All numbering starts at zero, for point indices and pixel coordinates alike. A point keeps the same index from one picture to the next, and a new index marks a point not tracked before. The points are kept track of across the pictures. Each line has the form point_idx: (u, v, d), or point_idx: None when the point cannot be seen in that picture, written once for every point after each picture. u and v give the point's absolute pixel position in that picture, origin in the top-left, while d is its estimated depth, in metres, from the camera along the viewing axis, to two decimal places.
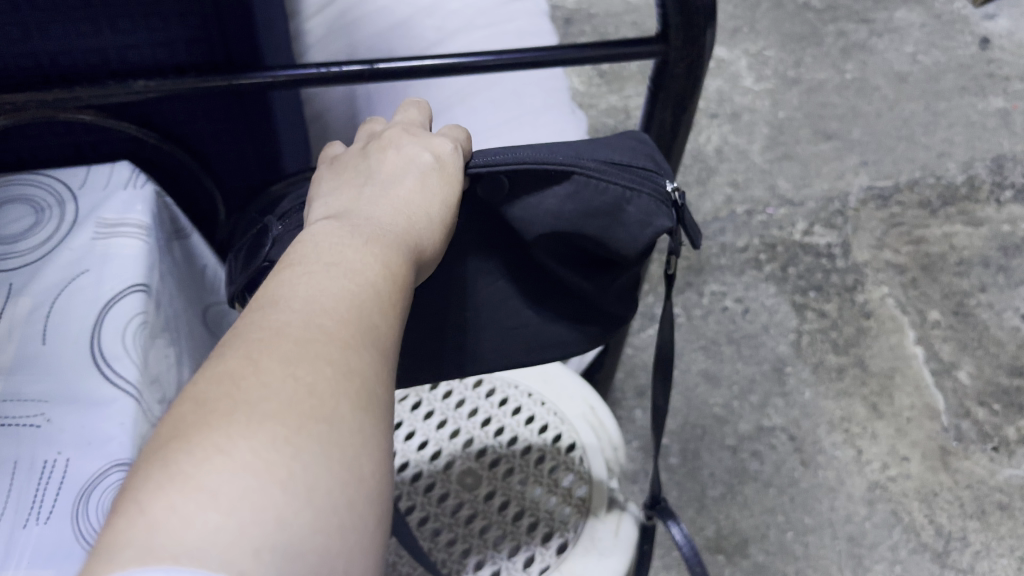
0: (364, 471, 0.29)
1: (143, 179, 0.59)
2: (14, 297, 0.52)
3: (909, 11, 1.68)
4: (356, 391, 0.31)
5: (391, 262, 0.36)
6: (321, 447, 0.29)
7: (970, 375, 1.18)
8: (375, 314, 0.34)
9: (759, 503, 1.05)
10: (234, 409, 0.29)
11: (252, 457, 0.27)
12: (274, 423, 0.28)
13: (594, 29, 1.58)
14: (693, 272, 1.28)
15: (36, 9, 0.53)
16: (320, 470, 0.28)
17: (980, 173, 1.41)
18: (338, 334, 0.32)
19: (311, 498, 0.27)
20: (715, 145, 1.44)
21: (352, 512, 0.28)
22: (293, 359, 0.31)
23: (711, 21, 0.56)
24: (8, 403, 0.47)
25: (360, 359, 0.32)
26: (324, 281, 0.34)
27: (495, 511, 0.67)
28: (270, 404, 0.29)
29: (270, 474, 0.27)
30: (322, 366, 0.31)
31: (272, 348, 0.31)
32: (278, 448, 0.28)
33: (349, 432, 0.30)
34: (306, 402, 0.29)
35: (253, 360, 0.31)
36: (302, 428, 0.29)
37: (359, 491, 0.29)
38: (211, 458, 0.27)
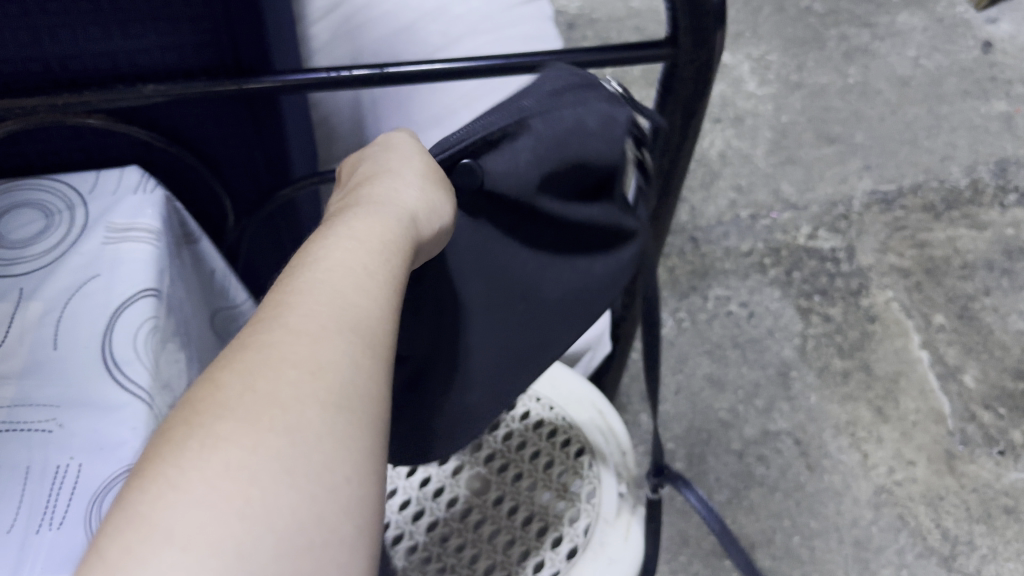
0: (336, 475, 0.29)
1: (153, 184, 0.59)
2: (25, 302, 0.52)
3: (911, 14, 1.68)
4: (319, 393, 0.30)
5: (358, 260, 0.36)
6: (284, 460, 0.28)
7: (975, 379, 1.18)
8: (354, 326, 0.33)
9: (765, 507, 1.05)
10: (189, 438, 0.28)
11: (206, 486, 0.27)
12: (229, 444, 0.28)
13: (597, 34, 1.58)
14: (697, 276, 1.28)
15: (47, 13, 0.53)
16: (281, 485, 0.28)
17: (983, 176, 1.41)
18: (310, 346, 0.32)
19: (274, 516, 0.27)
20: (718, 149, 1.44)
21: (325, 521, 0.28)
22: (261, 377, 0.30)
23: (721, 24, 0.56)
24: (21, 408, 0.47)
25: (324, 358, 0.31)
26: (301, 296, 0.34)
27: (504, 516, 0.67)
28: (226, 425, 0.29)
29: (226, 499, 0.27)
30: (281, 377, 0.30)
31: (232, 369, 0.31)
32: (231, 473, 0.27)
33: (316, 437, 0.29)
34: (272, 422, 0.29)
35: (214, 383, 0.30)
36: (258, 444, 0.28)
37: (332, 498, 0.28)
38: (166, 496, 0.27)
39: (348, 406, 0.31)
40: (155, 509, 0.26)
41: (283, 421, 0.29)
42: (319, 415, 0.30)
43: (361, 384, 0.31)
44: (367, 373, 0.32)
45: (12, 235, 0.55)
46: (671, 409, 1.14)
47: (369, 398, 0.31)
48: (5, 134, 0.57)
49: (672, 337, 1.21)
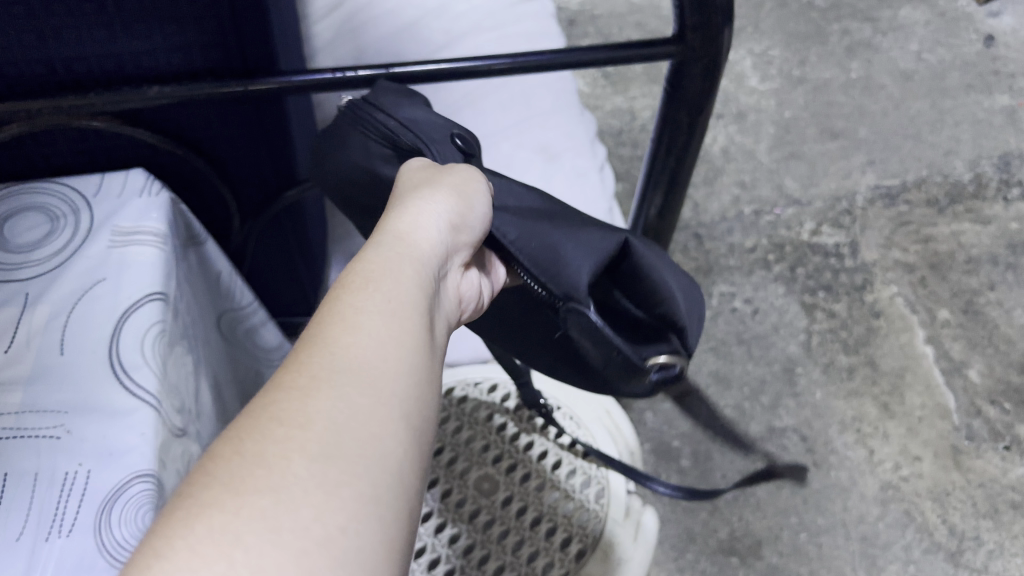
0: (326, 526, 0.29)
1: (158, 187, 0.59)
2: (32, 307, 0.51)
3: (913, 8, 1.67)
4: (304, 450, 0.31)
5: (361, 319, 0.37)
6: (267, 521, 0.29)
7: (981, 373, 1.18)
8: (352, 381, 0.34)
9: (772, 504, 1.05)
10: (179, 508, 0.29)
11: (192, 556, 0.28)
12: (214, 508, 0.29)
13: (598, 30, 1.57)
14: (701, 273, 1.28)
15: (51, 15, 0.53)
16: (266, 543, 0.28)
17: (987, 170, 1.41)
18: (306, 404, 0.32)
19: (259, 575, 0.27)
20: (722, 145, 1.44)
21: (314, 574, 0.28)
22: (257, 439, 0.31)
23: (729, 21, 0.55)
24: (28, 414, 0.47)
25: (309, 416, 0.32)
26: (306, 357, 0.35)
27: (513, 517, 0.67)
28: (211, 491, 0.29)
29: (210, 566, 0.27)
30: (265, 439, 0.31)
31: (223, 439, 0.32)
32: (214, 537, 0.28)
33: (301, 492, 0.30)
34: (258, 482, 0.30)
35: (216, 449, 0.31)
36: (241, 506, 0.29)
37: (322, 551, 0.29)
38: (155, 567, 0.27)
39: (335, 459, 0.31)
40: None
41: (267, 480, 0.30)
42: (304, 470, 0.30)
43: (349, 435, 0.32)
44: (357, 423, 0.32)
45: (17, 239, 0.55)
46: (677, 406, 1.13)
47: (360, 446, 0.32)
48: (9, 137, 0.56)
49: None
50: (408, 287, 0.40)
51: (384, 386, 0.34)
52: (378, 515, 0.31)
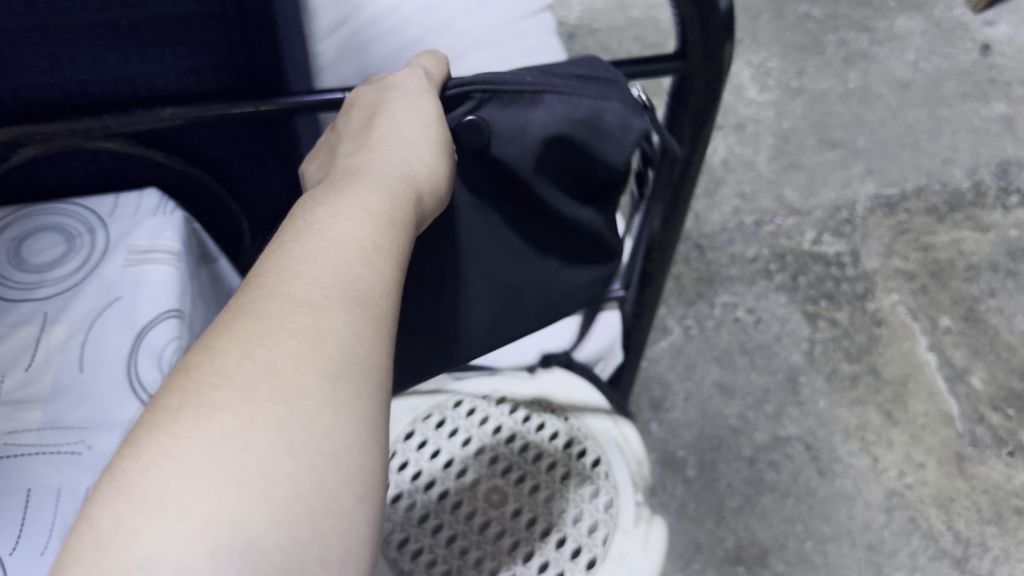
0: (336, 443, 0.31)
1: (171, 206, 0.60)
2: (49, 326, 0.52)
3: (909, 18, 1.69)
4: (316, 365, 0.32)
5: (364, 232, 0.38)
6: (281, 432, 0.30)
7: (983, 380, 1.19)
8: (362, 297, 0.35)
9: (778, 513, 1.06)
10: (189, 410, 0.30)
11: (204, 458, 0.29)
12: (227, 414, 0.30)
13: (597, 44, 1.59)
14: (703, 283, 1.28)
15: (67, 40, 0.54)
16: (279, 454, 0.29)
17: (985, 178, 1.42)
18: (313, 314, 0.33)
19: (272, 484, 0.29)
20: (721, 156, 1.45)
21: (323, 485, 0.30)
22: (265, 342, 0.32)
23: (730, 36, 0.56)
24: (49, 431, 0.48)
25: (320, 330, 0.33)
26: (311, 261, 0.36)
27: (523, 528, 0.67)
28: (222, 396, 0.30)
29: (223, 471, 0.28)
30: (276, 350, 0.32)
31: (232, 341, 0.33)
32: (227, 444, 0.29)
33: (313, 407, 0.31)
34: (271, 387, 0.31)
35: (215, 351, 0.32)
36: (255, 414, 0.30)
37: (331, 467, 0.30)
38: (167, 467, 0.28)
39: (345, 377, 0.32)
40: (151, 477, 0.28)
41: (279, 393, 0.31)
42: (316, 386, 0.31)
43: (356, 359, 0.33)
44: (363, 348, 0.33)
45: (33, 258, 0.56)
46: (681, 417, 1.14)
47: (367, 371, 0.33)
48: (24, 160, 0.57)
49: (680, 344, 1.21)
50: (408, 216, 0.40)
51: (384, 317, 0.35)
52: (380, 444, 0.32)
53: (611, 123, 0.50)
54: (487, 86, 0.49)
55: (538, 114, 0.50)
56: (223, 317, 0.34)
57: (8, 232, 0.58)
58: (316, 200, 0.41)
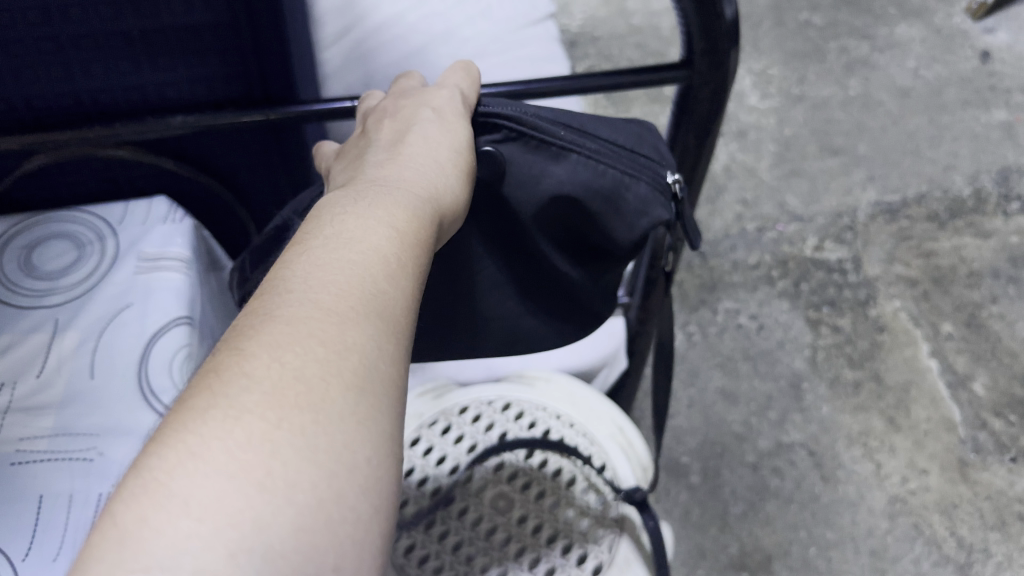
0: (356, 456, 0.31)
1: (181, 214, 0.61)
2: (60, 333, 0.53)
3: (909, 26, 1.69)
4: (342, 375, 0.32)
5: (389, 246, 0.38)
6: (305, 439, 0.30)
7: (985, 387, 1.19)
8: (386, 311, 0.36)
9: (781, 519, 1.06)
10: (214, 411, 0.30)
11: (230, 461, 0.29)
12: (255, 418, 0.30)
13: (599, 52, 1.59)
14: (706, 289, 1.29)
15: (79, 49, 0.54)
16: (305, 461, 0.30)
17: (986, 185, 1.43)
18: (340, 324, 0.34)
19: (295, 491, 0.29)
20: (723, 163, 1.45)
21: (342, 496, 0.30)
22: (294, 349, 0.32)
23: (735, 45, 0.57)
24: (61, 438, 0.48)
25: (347, 340, 0.33)
26: (337, 271, 0.36)
27: (529, 534, 0.68)
28: (250, 399, 0.31)
29: (247, 475, 0.29)
30: (304, 356, 0.32)
31: (260, 343, 0.33)
32: (252, 447, 0.29)
33: (337, 417, 0.31)
34: (298, 393, 0.31)
35: (244, 353, 0.32)
36: (282, 421, 0.30)
37: (350, 480, 0.31)
38: (192, 469, 0.28)
39: (367, 391, 0.33)
40: (178, 476, 0.28)
41: (306, 400, 0.31)
42: (341, 397, 0.32)
43: (379, 372, 0.34)
44: (385, 362, 0.34)
45: (44, 265, 0.56)
46: (685, 423, 1.14)
47: (386, 386, 0.34)
48: (35, 167, 0.58)
49: (683, 351, 1.22)
50: (429, 232, 0.41)
51: (403, 333, 0.36)
52: (394, 459, 0.33)
53: (625, 206, 0.52)
54: (515, 125, 0.50)
55: (558, 170, 0.51)
56: (248, 319, 0.35)
57: (18, 240, 0.58)
58: (340, 207, 0.41)
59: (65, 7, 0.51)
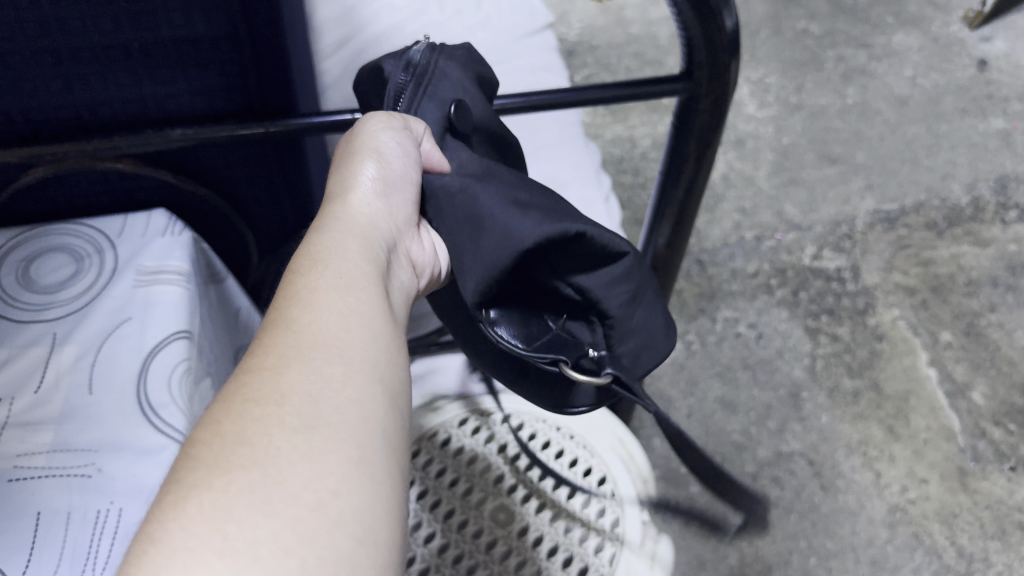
0: (318, 491, 0.31)
1: (180, 226, 0.61)
2: (59, 347, 0.52)
3: (906, 34, 1.70)
4: (284, 421, 0.33)
5: (319, 290, 0.39)
6: (258, 492, 0.30)
7: (984, 396, 1.19)
8: (317, 349, 0.36)
9: (781, 529, 1.05)
10: (167, 494, 0.30)
11: (187, 534, 0.29)
12: (203, 489, 0.30)
13: (597, 61, 1.60)
14: (705, 298, 1.29)
15: (79, 62, 0.54)
16: (263, 514, 0.30)
17: (984, 193, 1.43)
18: (271, 380, 0.34)
19: (258, 544, 0.29)
20: (721, 172, 1.45)
21: (312, 534, 0.30)
22: (228, 417, 0.33)
23: (735, 58, 0.57)
24: (58, 454, 0.48)
25: (283, 390, 0.34)
26: (267, 338, 0.37)
27: (529, 547, 0.67)
28: (197, 473, 0.31)
29: (206, 543, 0.28)
30: (243, 418, 0.33)
31: (199, 427, 0.33)
32: (207, 515, 0.29)
33: (287, 463, 0.31)
34: (240, 454, 0.31)
35: (189, 440, 0.33)
36: (230, 483, 0.30)
37: (318, 514, 0.30)
38: (152, 552, 0.28)
39: (315, 426, 0.33)
40: (144, 568, 0.28)
41: (251, 456, 0.31)
42: (286, 441, 0.32)
43: (324, 403, 0.34)
44: (328, 394, 0.34)
45: (42, 279, 0.56)
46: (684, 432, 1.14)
47: (339, 416, 0.34)
48: (34, 180, 0.57)
49: (682, 360, 1.22)
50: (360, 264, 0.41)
51: (349, 354, 0.36)
52: (370, 475, 0.33)
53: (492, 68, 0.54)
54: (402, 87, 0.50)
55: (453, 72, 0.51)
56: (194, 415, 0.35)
57: (16, 253, 0.58)
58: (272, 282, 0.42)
59: (65, 19, 0.51)
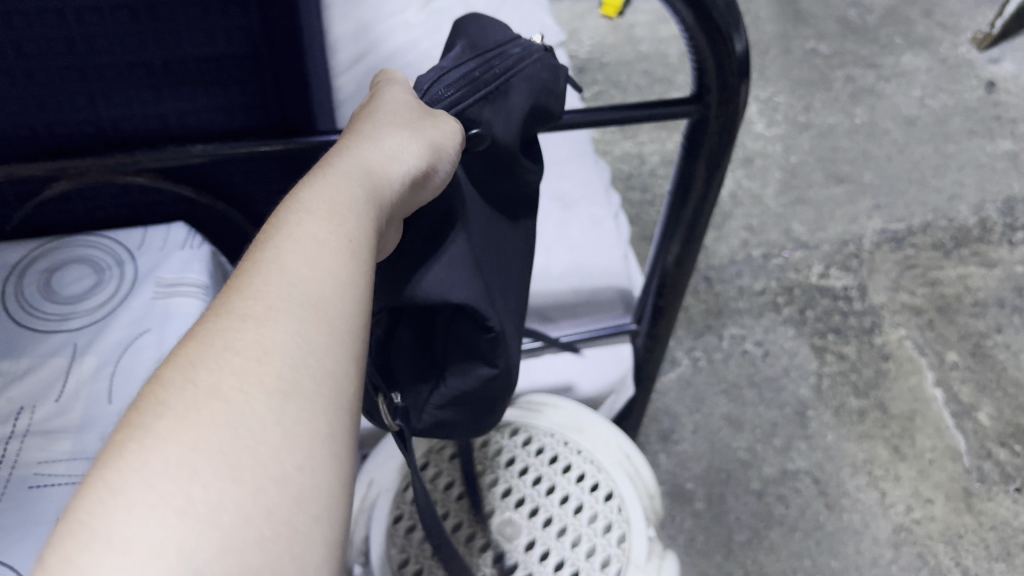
0: (284, 464, 0.29)
1: (198, 240, 0.62)
2: (79, 357, 0.54)
3: (915, 55, 1.71)
4: (261, 383, 0.30)
5: (313, 236, 0.36)
6: (226, 456, 0.28)
7: (990, 417, 1.19)
8: (306, 306, 0.33)
9: (786, 547, 1.06)
10: (125, 438, 0.28)
11: (148, 490, 0.27)
12: (168, 441, 0.28)
13: (607, 78, 1.61)
14: (712, 315, 1.29)
15: (102, 79, 0.55)
16: (225, 480, 0.28)
17: (991, 215, 1.43)
18: (256, 334, 0.32)
19: (219, 513, 0.27)
20: (730, 189, 1.46)
21: (274, 511, 0.28)
22: (205, 367, 0.30)
23: (745, 80, 0.58)
24: (79, 462, 0.49)
25: (265, 346, 0.31)
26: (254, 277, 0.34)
27: (535, 562, 0.68)
28: (163, 424, 0.29)
29: (164, 503, 0.27)
30: (220, 370, 0.30)
31: (171, 367, 0.31)
32: (169, 474, 0.27)
33: (260, 429, 0.29)
34: (212, 411, 0.29)
35: (158, 379, 0.31)
36: (199, 440, 0.28)
37: (281, 490, 0.28)
38: (106, 502, 0.26)
39: (292, 394, 0.31)
40: (93, 517, 0.26)
41: (223, 415, 0.29)
42: (261, 406, 0.30)
43: (305, 370, 0.31)
44: (309, 356, 0.32)
45: (64, 290, 0.57)
46: (690, 448, 1.15)
47: (317, 383, 0.32)
48: (57, 193, 0.59)
49: (689, 376, 1.22)
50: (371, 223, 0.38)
51: (338, 318, 0.34)
52: (337, 455, 0.31)
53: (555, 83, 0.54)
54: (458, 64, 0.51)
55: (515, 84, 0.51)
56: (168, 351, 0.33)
57: (38, 263, 0.59)
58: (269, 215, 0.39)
59: (91, 38, 0.52)
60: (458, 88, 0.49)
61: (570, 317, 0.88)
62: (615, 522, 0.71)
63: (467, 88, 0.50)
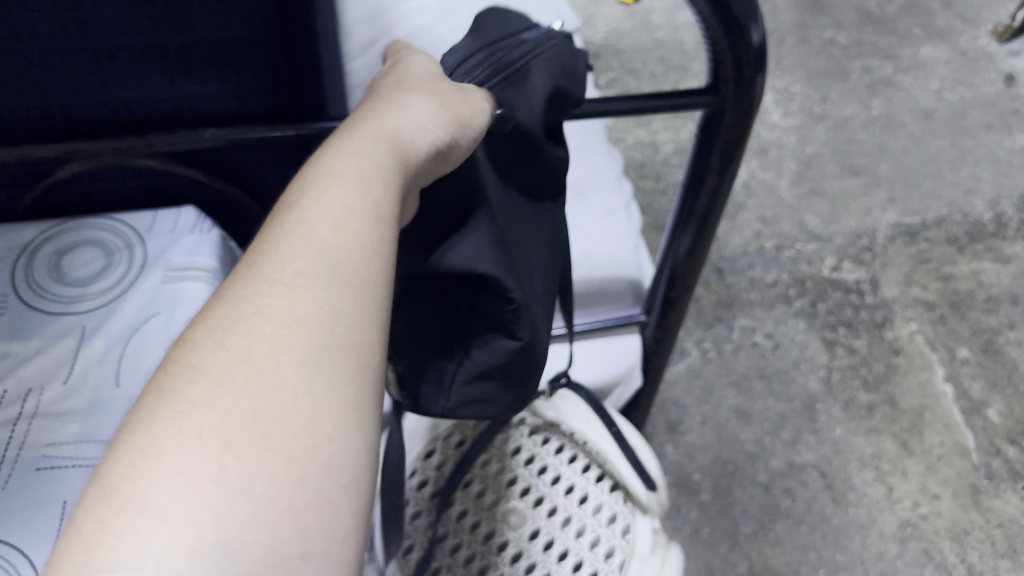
0: (314, 433, 0.29)
1: (209, 225, 0.62)
2: (88, 339, 0.54)
3: (934, 47, 1.69)
4: (293, 353, 0.31)
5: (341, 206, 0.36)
6: (257, 425, 0.28)
7: (1000, 413, 1.18)
8: (336, 275, 0.33)
9: (791, 540, 1.06)
10: (160, 405, 0.29)
11: (182, 456, 0.27)
12: (203, 410, 0.28)
13: (622, 65, 1.60)
14: (723, 307, 1.29)
15: (116, 61, 0.55)
16: (256, 449, 0.28)
17: (1007, 210, 1.42)
18: (287, 303, 0.32)
19: (250, 481, 0.27)
20: (743, 179, 1.45)
21: (303, 480, 0.28)
22: (237, 339, 0.31)
23: (761, 73, 0.57)
24: (86, 444, 0.49)
25: (296, 314, 0.32)
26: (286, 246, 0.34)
27: (540, 551, 0.68)
28: (196, 392, 0.29)
29: (197, 470, 0.27)
30: (251, 339, 0.31)
31: (205, 336, 0.31)
32: (203, 441, 0.27)
33: (291, 397, 0.29)
34: (244, 379, 0.29)
35: (192, 347, 0.31)
36: (231, 409, 0.29)
37: (310, 458, 0.29)
38: (139, 468, 0.27)
39: (322, 362, 0.31)
40: (129, 483, 0.26)
41: (255, 382, 0.29)
42: (293, 374, 0.30)
43: (335, 339, 0.32)
44: (338, 326, 0.32)
45: (74, 272, 0.57)
46: (697, 439, 1.14)
47: (346, 353, 0.32)
48: (68, 175, 0.59)
49: (698, 367, 1.22)
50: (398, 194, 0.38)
51: (367, 289, 0.34)
52: (366, 425, 0.31)
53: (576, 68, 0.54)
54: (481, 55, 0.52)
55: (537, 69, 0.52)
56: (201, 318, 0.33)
57: (50, 245, 0.59)
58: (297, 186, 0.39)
59: (105, 20, 0.52)
60: (482, 70, 0.51)
61: (575, 310, 0.88)
62: (619, 514, 0.72)
63: (487, 71, 0.50)
